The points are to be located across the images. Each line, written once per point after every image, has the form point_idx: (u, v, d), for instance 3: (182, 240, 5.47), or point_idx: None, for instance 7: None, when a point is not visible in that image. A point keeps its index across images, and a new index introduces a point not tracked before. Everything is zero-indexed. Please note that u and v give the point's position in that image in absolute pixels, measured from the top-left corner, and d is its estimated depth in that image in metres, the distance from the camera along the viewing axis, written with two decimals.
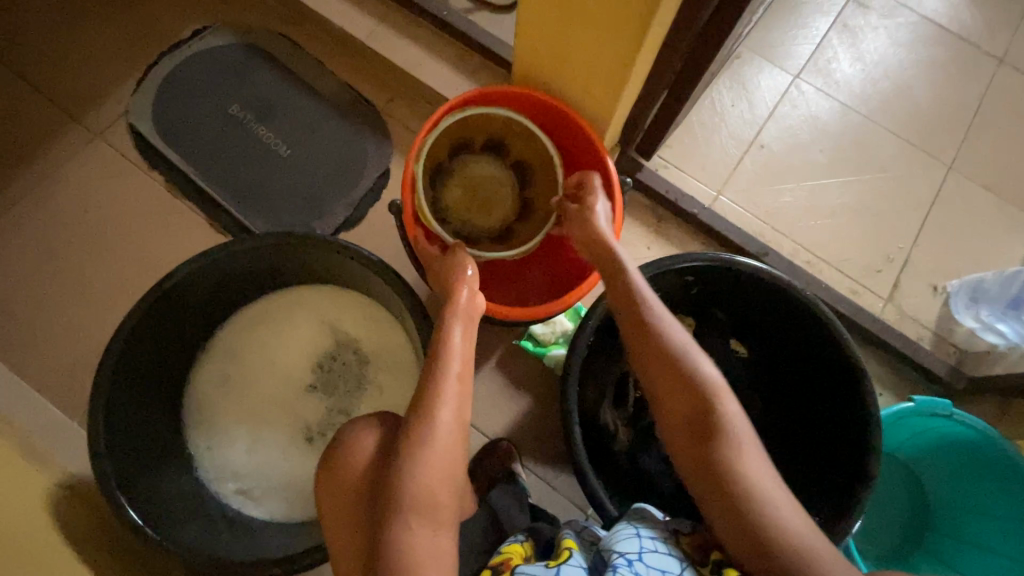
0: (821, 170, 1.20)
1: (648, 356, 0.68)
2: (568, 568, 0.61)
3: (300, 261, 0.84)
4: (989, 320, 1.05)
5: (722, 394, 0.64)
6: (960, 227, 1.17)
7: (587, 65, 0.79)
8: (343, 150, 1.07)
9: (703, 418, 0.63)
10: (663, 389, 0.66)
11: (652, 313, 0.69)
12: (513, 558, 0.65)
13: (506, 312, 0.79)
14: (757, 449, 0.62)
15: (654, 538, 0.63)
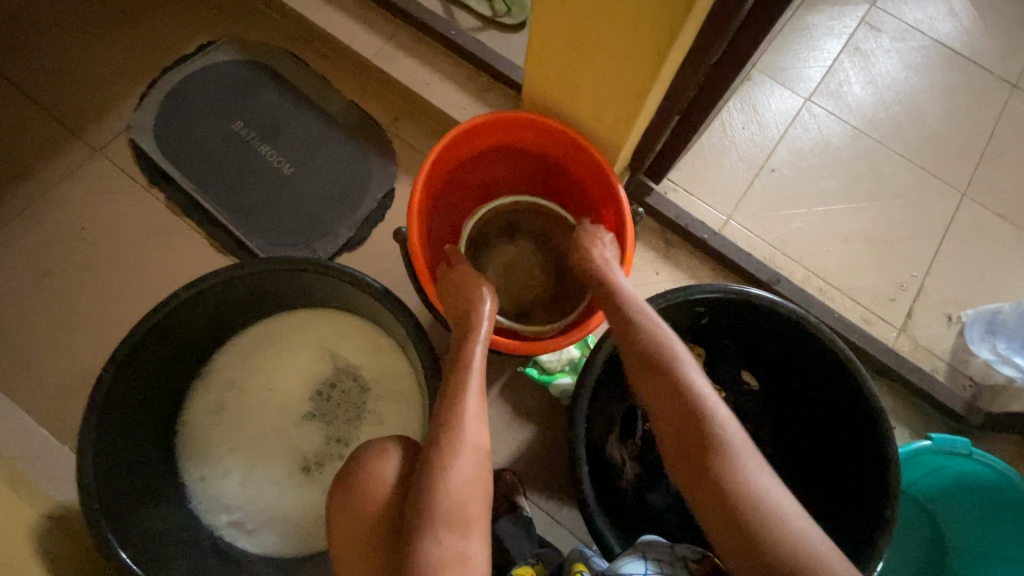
0: (832, 195, 1.18)
1: (641, 366, 0.67)
2: None
3: (300, 288, 0.84)
4: (1005, 353, 1.01)
5: (712, 403, 0.62)
6: (975, 257, 1.15)
7: (599, 93, 0.79)
8: (346, 170, 1.07)
9: (694, 428, 0.61)
10: (654, 402, 0.65)
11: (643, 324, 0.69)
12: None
13: (513, 345, 0.78)
14: (761, 464, 0.59)
15: (660, 561, 0.64)
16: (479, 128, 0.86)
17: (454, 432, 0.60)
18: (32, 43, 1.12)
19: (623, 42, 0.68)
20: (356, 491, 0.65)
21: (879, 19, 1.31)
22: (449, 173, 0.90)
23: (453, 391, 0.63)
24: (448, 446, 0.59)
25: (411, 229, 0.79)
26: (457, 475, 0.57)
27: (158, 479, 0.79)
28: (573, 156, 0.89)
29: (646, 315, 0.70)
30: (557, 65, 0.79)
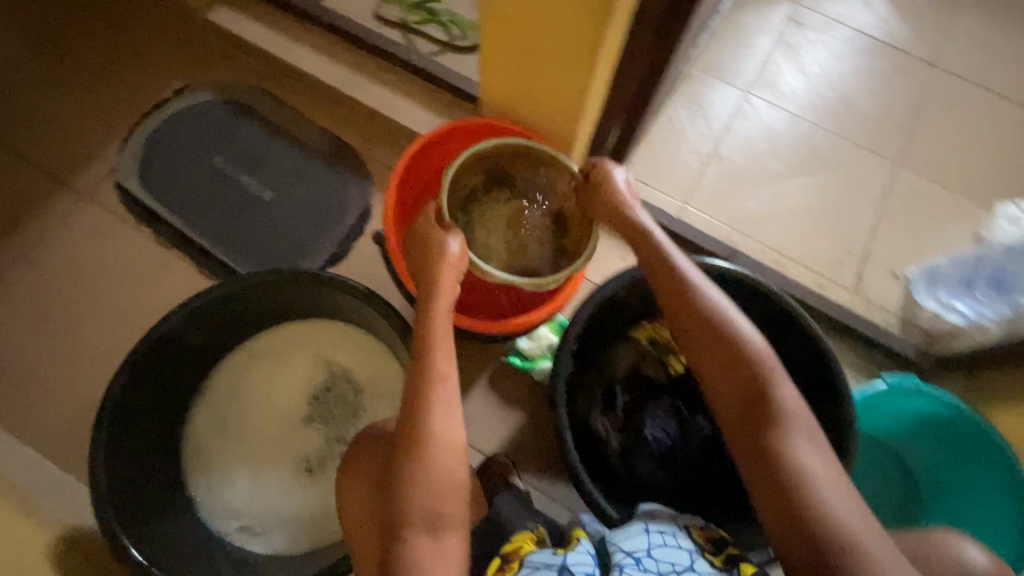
0: (778, 175, 1.28)
1: (695, 333, 0.71)
2: (574, 554, 0.64)
3: (290, 298, 0.90)
4: (947, 301, 1.08)
5: (775, 372, 0.66)
6: (913, 219, 1.25)
7: (548, 96, 0.87)
8: (324, 192, 1.14)
9: (756, 398, 0.66)
10: (713, 370, 0.69)
11: (698, 292, 0.72)
12: (521, 548, 0.69)
13: (485, 326, 0.85)
14: (806, 428, 0.63)
15: (662, 533, 0.66)
16: (441, 138, 0.95)
17: (422, 431, 0.64)
18: (15, 101, 1.18)
19: (561, 48, 0.76)
20: (361, 477, 0.73)
21: (803, 15, 1.43)
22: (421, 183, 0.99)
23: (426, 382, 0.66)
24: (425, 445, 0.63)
25: (389, 234, 0.86)
26: (437, 468, 0.62)
27: (165, 494, 0.83)
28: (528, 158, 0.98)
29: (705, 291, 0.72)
30: (508, 75, 0.87)
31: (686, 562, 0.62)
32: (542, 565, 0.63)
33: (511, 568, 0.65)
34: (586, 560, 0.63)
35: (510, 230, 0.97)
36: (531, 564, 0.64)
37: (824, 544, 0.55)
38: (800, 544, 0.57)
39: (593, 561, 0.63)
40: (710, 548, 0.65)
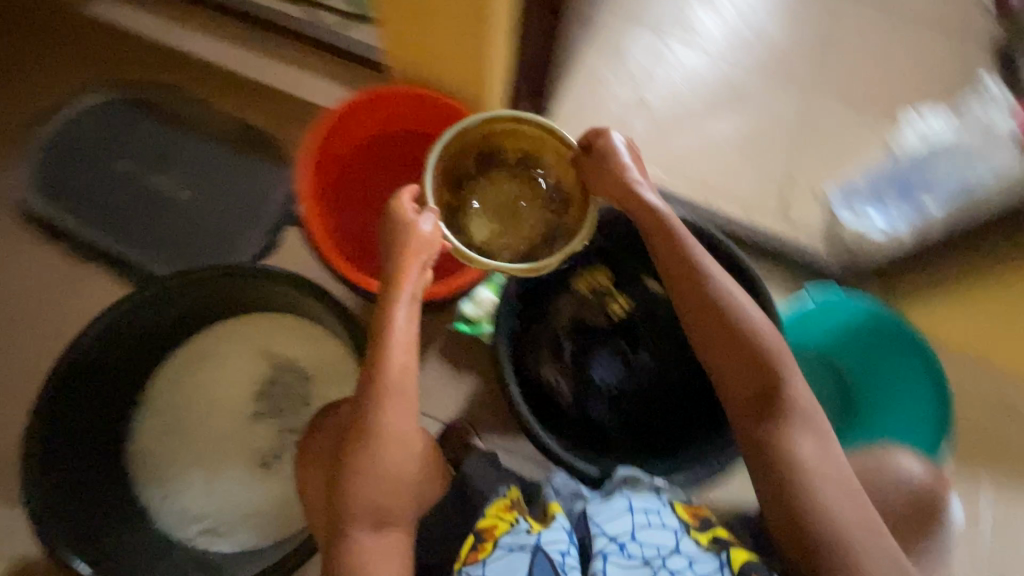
0: (700, 114, 1.30)
1: (713, 332, 0.71)
2: (549, 533, 0.65)
3: (215, 296, 0.87)
4: (861, 209, 1.17)
5: (789, 371, 0.68)
6: (830, 140, 1.29)
7: (451, 55, 0.83)
8: (244, 180, 1.07)
9: (769, 394, 0.68)
10: (734, 372, 0.69)
11: (718, 294, 0.72)
12: (497, 527, 0.67)
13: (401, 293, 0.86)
14: (812, 426, 0.66)
15: (646, 512, 0.67)
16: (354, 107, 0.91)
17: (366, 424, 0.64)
18: None
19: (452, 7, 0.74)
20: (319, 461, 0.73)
21: None
22: (335, 154, 0.95)
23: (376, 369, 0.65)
24: (374, 439, 0.64)
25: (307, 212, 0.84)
26: (389, 458, 0.65)
27: (116, 510, 0.82)
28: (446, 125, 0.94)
29: (730, 297, 0.72)
30: (406, 36, 0.82)
31: (673, 544, 0.64)
32: (515, 547, 0.63)
33: (484, 549, 0.64)
34: (562, 538, 0.64)
35: (508, 212, 0.93)
36: (506, 545, 0.64)
37: (815, 538, 0.61)
38: (791, 537, 0.62)
39: (568, 539, 0.65)
40: (695, 527, 0.67)
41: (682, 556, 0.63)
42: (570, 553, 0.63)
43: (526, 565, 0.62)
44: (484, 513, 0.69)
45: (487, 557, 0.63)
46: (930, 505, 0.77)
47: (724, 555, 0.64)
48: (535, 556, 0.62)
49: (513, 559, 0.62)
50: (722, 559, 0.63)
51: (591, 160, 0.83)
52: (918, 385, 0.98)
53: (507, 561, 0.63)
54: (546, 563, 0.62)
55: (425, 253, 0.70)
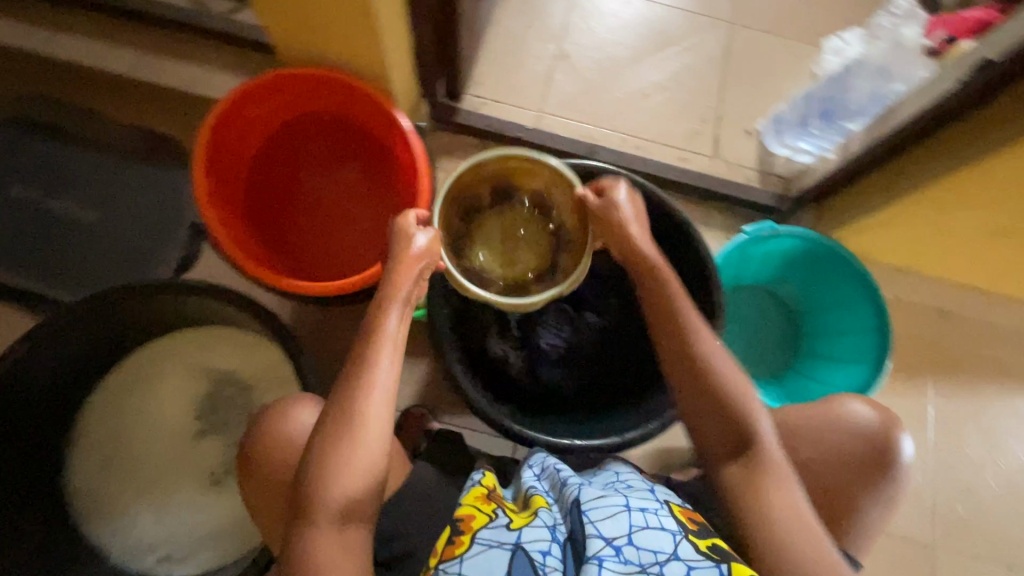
0: (625, 62, 1.27)
1: (684, 374, 0.66)
2: (529, 530, 0.60)
3: (132, 318, 0.82)
4: (793, 143, 1.16)
5: (762, 418, 0.62)
6: (756, 74, 1.28)
7: (339, 35, 0.76)
8: (151, 191, 0.99)
9: (744, 442, 0.62)
10: (716, 418, 0.63)
11: (689, 332, 0.67)
12: (474, 519, 0.63)
13: (313, 289, 0.76)
14: (793, 481, 0.60)
15: (644, 511, 0.60)
16: (249, 89, 0.79)
17: (349, 419, 0.61)
18: None
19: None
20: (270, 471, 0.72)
21: None
22: (230, 143, 0.84)
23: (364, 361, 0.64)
24: (332, 440, 0.60)
25: (208, 213, 0.74)
26: (350, 457, 0.61)
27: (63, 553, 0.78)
28: (353, 104, 0.86)
29: (712, 345, 0.66)
30: (287, 20, 0.75)
31: (671, 550, 0.55)
32: (492, 543, 0.59)
33: (462, 543, 0.61)
34: (544, 535, 0.60)
35: (511, 246, 0.90)
36: (483, 540, 0.60)
37: None
38: None
39: (551, 537, 0.59)
40: (695, 532, 0.59)
41: (680, 562, 0.54)
42: (552, 552, 0.58)
43: (505, 562, 0.57)
44: (462, 505, 0.66)
45: (463, 552, 0.59)
46: (880, 443, 0.72)
47: (725, 567, 0.54)
48: (514, 554, 0.57)
49: (491, 554, 0.58)
50: (722, 569, 0.53)
51: (597, 207, 0.76)
52: (859, 313, 0.99)
53: (484, 558, 0.58)
54: (526, 562, 0.57)
55: (425, 260, 0.69)
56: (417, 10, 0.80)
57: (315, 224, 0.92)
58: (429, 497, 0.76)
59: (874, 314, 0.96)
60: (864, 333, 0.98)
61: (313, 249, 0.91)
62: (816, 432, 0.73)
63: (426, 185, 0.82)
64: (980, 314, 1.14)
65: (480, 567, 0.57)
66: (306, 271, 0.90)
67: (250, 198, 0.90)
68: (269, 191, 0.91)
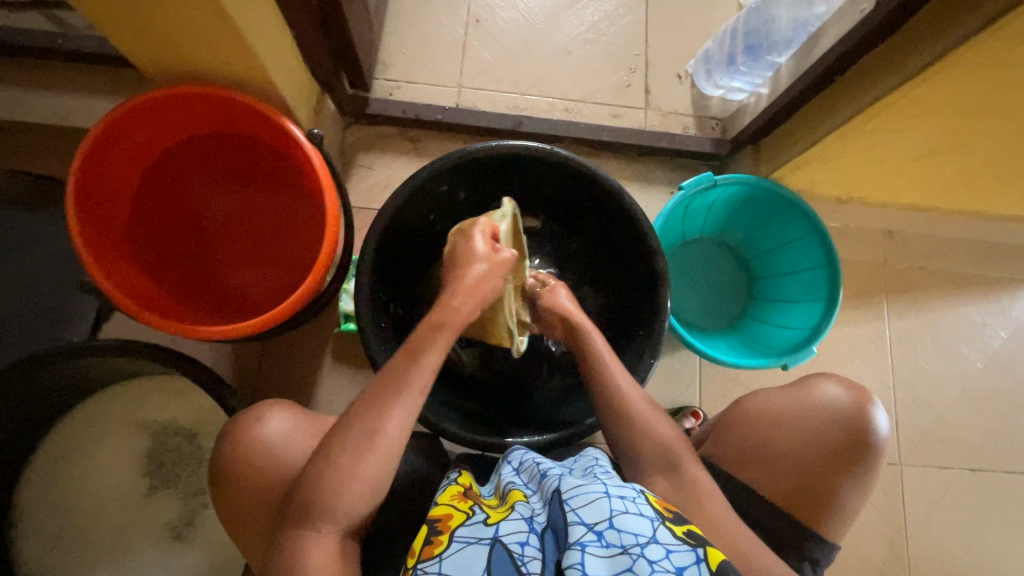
0: (540, 18, 1.19)
1: (606, 403, 0.70)
2: (506, 522, 0.57)
3: (49, 387, 0.76)
4: (726, 84, 1.12)
5: (683, 457, 0.66)
6: (680, 11, 1.21)
7: (205, 48, 0.68)
8: (49, 242, 0.91)
9: (671, 464, 0.66)
10: (641, 434, 0.68)
11: (602, 368, 0.71)
12: (452, 518, 0.60)
13: (227, 330, 0.70)
14: (725, 508, 0.63)
15: (623, 498, 0.55)
16: (113, 124, 0.71)
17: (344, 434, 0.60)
18: None
19: (172, 6, 0.60)
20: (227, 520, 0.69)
21: None
22: (106, 183, 0.76)
23: (401, 379, 0.61)
24: (309, 472, 0.59)
25: (92, 270, 0.67)
26: (334, 484, 0.58)
27: None
28: (239, 118, 0.78)
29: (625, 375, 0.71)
30: (145, 41, 0.67)
31: (650, 533, 0.52)
32: (472, 539, 0.56)
33: (440, 543, 0.56)
34: (522, 527, 0.56)
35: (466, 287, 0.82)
36: (462, 537, 0.56)
37: None
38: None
39: (529, 528, 0.56)
40: (671, 517, 0.56)
41: (660, 545, 0.51)
42: (530, 543, 0.54)
43: (483, 557, 0.53)
44: (438, 501, 0.63)
45: (442, 551, 0.55)
46: (856, 420, 0.69)
47: (701, 551, 0.51)
48: (493, 548, 0.54)
49: (471, 551, 0.54)
50: (698, 553, 0.51)
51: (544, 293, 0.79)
52: (809, 255, 0.97)
53: (463, 556, 0.54)
54: (505, 555, 0.53)
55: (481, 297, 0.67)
56: (289, 6, 0.72)
57: (214, 240, 0.86)
58: None
59: (823, 257, 0.95)
60: (814, 267, 0.97)
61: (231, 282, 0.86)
62: (787, 414, 0.70)
63: (333, 194, 0.75)
64: (924, 230, 1.14)
65: (459, 563, 0.53)
66: (227, 306, 0.85)
67: (149, 237, 0.83)
68: (167, 195, 0.84)
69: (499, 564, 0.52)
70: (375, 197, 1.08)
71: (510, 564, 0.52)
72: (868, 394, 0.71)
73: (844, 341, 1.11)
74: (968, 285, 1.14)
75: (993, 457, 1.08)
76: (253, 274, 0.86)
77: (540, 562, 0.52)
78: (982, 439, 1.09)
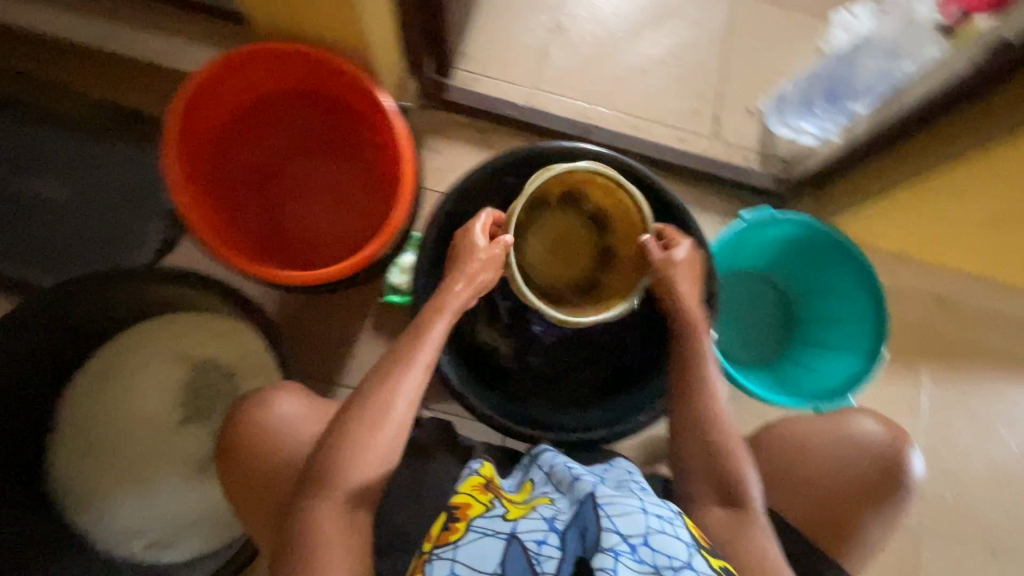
0: (622, 35, 1.21)
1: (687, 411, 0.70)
2: (526, 521, 0.56)
3: (112, 303, 0.80)
4: (795, 124, 1.10)
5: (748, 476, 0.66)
6: (760, 49, 1.22)
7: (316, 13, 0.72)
8: (132, 172, 0.95)
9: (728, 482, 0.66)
10: (693, 425, 0.70)
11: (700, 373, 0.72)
12: (471, 507, 0.60)
13: (291, 275, 0.73)
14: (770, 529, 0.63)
15: (661, 518, 0.56)
16: (221, 67, 0.76)
17: (378, 405, 0.64)
18: None
19: None
20: (247, 473, 0.71)
21: None
22: (202, 122, 0.81)
23: (407, 356, 0.67)
24: (343, 427, 0.64)
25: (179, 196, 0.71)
26: (354, 446, 0.63)
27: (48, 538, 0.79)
28: (332, 81, 0.82)
29: (712, 367, 0.72)
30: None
31: (686, 559, 0.52)
32: (489, 532, 0.56)
33: (456, 530, 0.57)
34: (541, 525, 0.55)
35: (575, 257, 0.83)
36: (479, 528, 0.57)
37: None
38: None
39: (549, 527, 0.55)
40: (707, 548, 0.56)
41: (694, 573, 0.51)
42: (549, 542, 0.54)
43: (499, 552, 0.54)
44: (457, 490, 0.63)
45: (458, 538, 0.56)
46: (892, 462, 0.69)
47: None
48: (508, 544, 0.54)
49: (487, 543, 0.55)
50: None
51: (659, 258, 0.74)
52: (857, 305, 0.97)
53: (480, 547, 0.55)
54: (521, 553, 0.53)
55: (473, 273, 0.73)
56: None
57: (297, 204, 0.90)
58: (416, 488, 0.75)
59: (872, 303, 0.94)
60: (863, 318, 0.96)
61: (294, 235, 0.88)
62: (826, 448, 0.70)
63: (408, 166, 0.79)
64: (976, 303, 1.12)
65: (473, 554, 0.54)
66: (291, 257, 0.87)
67: (228, 179, 0.87)
68: (252, 146, 0.89)
69: (514, 562, 0.53)
70: (438, 181, 1.11)
71: (525, 563, 0.52)
72: (902, 432, 0.74)
73: (880, 399, 1.09)
74: (1014, 366, 1.12)
75: (1017, 543, 1.05)
76: (315, 231, 0.89)
77: (556, 561, 0.52)
78: (1008, 524, 1.05)
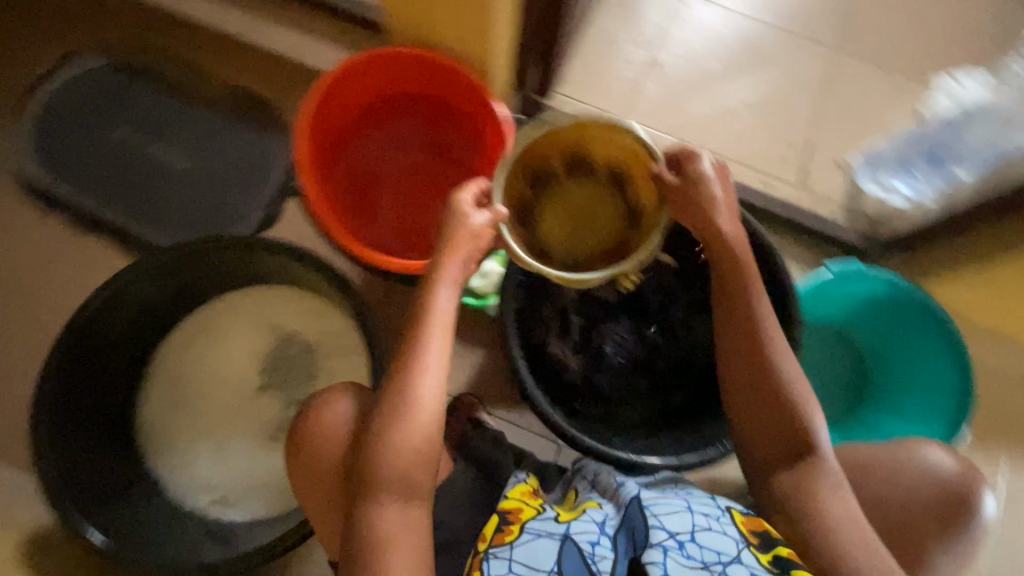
0: (717, 77, 1.23)
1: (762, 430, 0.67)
2: (579, 522, 0.56)
3: (218, 268, 0.86)
4: (886, 181, 1.07)
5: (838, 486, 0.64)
6: (856, 106, 1.22)
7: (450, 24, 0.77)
8: (247, 151, 1.02)
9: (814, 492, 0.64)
10: (772, 438, 0.67)
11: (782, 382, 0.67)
12: (522, 510, 0.59)
13: (390, 262, 0.79)
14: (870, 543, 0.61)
15: (706, 515, 0.58)
16: (354, 67, 0.84)
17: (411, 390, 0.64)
18: None
19: None
20: (308, 454, 0.71)
21: None
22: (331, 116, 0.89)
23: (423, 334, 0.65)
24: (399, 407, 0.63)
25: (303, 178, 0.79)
26: (405, 425, 0.63)
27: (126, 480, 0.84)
28: (449, 88, 0.88)
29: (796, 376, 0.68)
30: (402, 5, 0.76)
31: (734, 553, 0.54)
32: (542, 534, 0.56)
33: (511, 531, 0.57)
34: (592, 528, 0.56)
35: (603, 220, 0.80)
36: (533, 530, 0.57)
37: None
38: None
39: (600, 530, 0.56)
40: (758, 543, 0.57)
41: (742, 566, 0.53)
42: (601, 543, 0.54)
43: (555, 554, 0.54)
44: (505, 493, 0.62)
45: (514, 539, 0.56)
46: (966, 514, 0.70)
47: None
48: (563, 546, 0.54)
49: (543, 544, 0.55)
50: None
51: (675, 183, 0.72)
52: (941, 373, 0.94)
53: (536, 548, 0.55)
54: (576, 554, 0.53)
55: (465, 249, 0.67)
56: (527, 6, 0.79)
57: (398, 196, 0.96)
58: (476, 488, 0.76)
59: (956, 368, 0.91)
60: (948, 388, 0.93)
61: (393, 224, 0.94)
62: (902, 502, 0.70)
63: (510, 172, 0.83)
64: None
65: (530, 554, 0.54)
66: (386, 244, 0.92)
67: (344, 168, 0.94)
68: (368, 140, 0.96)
69: (571, 565, 0.53)
70: None
71: (582, 564, 0.52)
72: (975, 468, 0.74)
73: None
74: None
75: None
76: (411, 223, 0.94)
77: (610, 562, 0.53)
78: None
